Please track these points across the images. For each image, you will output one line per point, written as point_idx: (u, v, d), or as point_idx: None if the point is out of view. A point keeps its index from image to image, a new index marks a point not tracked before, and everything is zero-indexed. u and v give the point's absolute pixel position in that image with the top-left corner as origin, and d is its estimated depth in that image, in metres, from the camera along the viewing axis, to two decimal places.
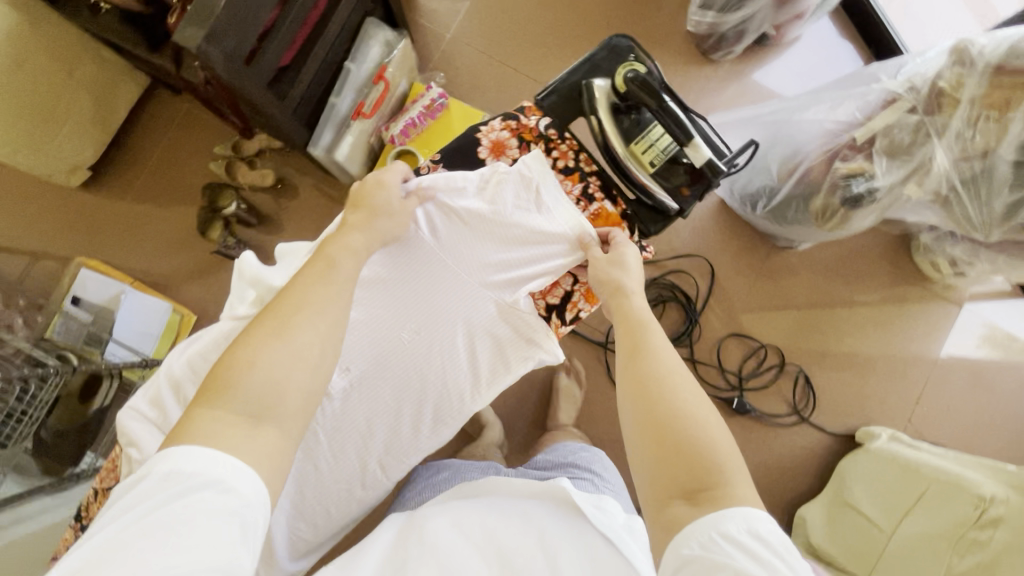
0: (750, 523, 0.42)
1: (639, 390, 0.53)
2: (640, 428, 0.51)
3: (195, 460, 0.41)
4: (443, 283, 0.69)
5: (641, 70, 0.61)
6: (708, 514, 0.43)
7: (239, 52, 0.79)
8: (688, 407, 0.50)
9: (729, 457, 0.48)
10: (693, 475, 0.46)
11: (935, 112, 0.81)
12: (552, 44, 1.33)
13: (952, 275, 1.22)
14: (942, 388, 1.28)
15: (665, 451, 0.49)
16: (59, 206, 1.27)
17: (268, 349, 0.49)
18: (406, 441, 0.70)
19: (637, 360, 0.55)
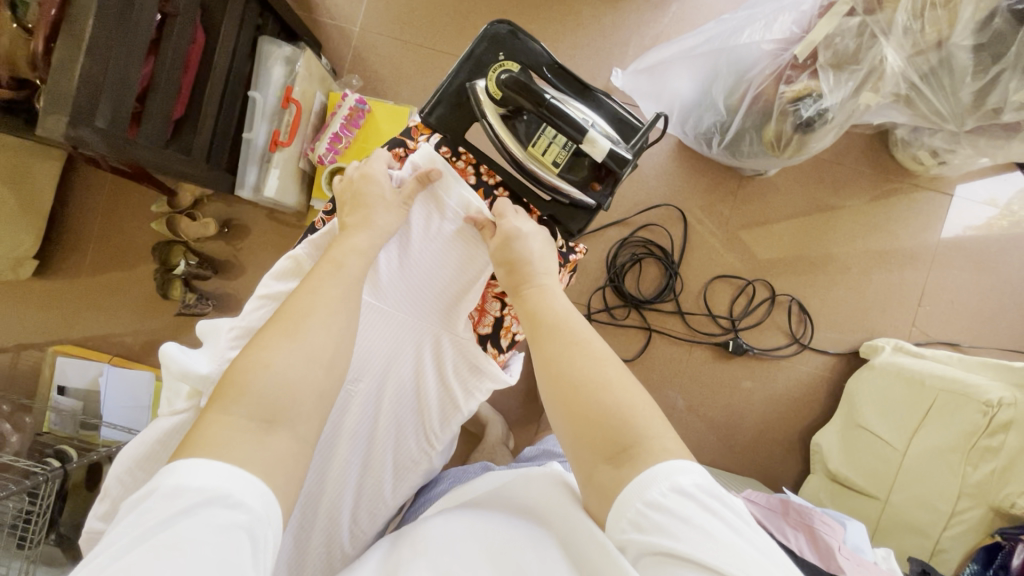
0: (673, 479, 0.44)
1: (549, 365, 0.52)
2: (557, 404, 0.51)
3: (203, 476, 0.38)
4: (378, 328, 0.66)
5: (515, 69, 0.56)
6: (633, 478, 0.45)
7: (119, 123, 0.74)
8: (597, 373, 0.50)
9: (640, 410, 0.48)
10: (610, 438, 0.47)
11: (876, 9, 0.74)
12: (466, 13, 1.23)
13: (936, 166, 1.14)
14: (944, 284, 1.23)
15: (578, 420, 0.49)
16: (17, 301, 1.24)
17: (279, 349, 0.47)
18: (374, 492, 0.66)
19: (543, 336, 0.54)
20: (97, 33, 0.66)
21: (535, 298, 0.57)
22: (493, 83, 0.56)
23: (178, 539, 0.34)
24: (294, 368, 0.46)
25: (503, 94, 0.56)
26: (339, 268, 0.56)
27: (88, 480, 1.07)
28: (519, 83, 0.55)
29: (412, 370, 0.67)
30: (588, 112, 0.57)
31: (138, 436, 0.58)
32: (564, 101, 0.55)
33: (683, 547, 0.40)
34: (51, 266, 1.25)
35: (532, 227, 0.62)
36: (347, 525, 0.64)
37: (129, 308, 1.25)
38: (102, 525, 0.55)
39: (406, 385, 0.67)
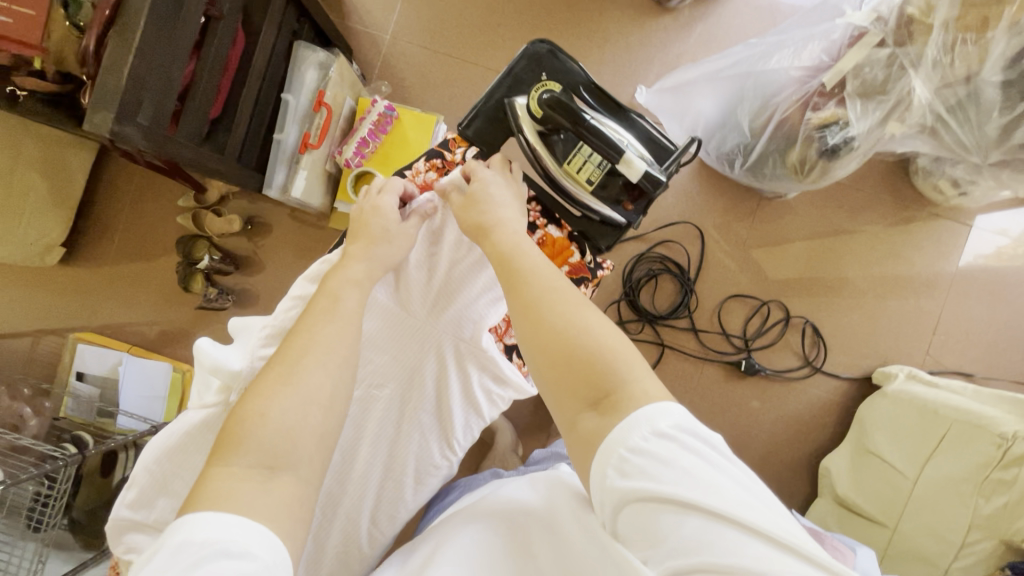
0: (652, 422, 0.42)
1: (524, 316, 0.50)
2: (536, 356, 0.49)
3: (211, 527, 0.38)
4: (405, 339, 0.66)
5: (556, 89, 0.58)
6: (613, 422, 0.43)
7: (161, 121, 0.76)
8: (577, 320, 0.48)
9: (622, 354, 0.46)
10: (592, 385, 0.46)
11: (907, 43, 0.74)
12: (495, 25, 1.25)
13: (956, 196, 1.14)
14: (959, 313, 1.23)
15: (560, 370, 0.47)
16: (43, 286, 1.27)
17: (277, 397, 0.47)
18: (393, 497, 0.66)
19: (517, 285, 0.52)
20: (147, 33, 0.69)
21: (508, 242, 0.54)
22: (534, 102, 0.57)
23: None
24: (290, 412, 0.46)
25: (544, 112, 0.57)
26: (345, 315, 0.56)
27: (103, 467, 1.09)
28: (559, 102, 0.56)
29: (437, 378, 0.67)
30: (624, 133, 0.58)
31: (167, 426, 0.60)
32: (602, 121, 0.56)
33: (672, 491, 0.39)
34: (78, 254, 1.28)
35: (511, 195, 0.60)
36: (366, 526, 0.65)
37: (151, 299, 1.27)
38: (130, 512, 0.57)
39: (429, 395, 0.67)
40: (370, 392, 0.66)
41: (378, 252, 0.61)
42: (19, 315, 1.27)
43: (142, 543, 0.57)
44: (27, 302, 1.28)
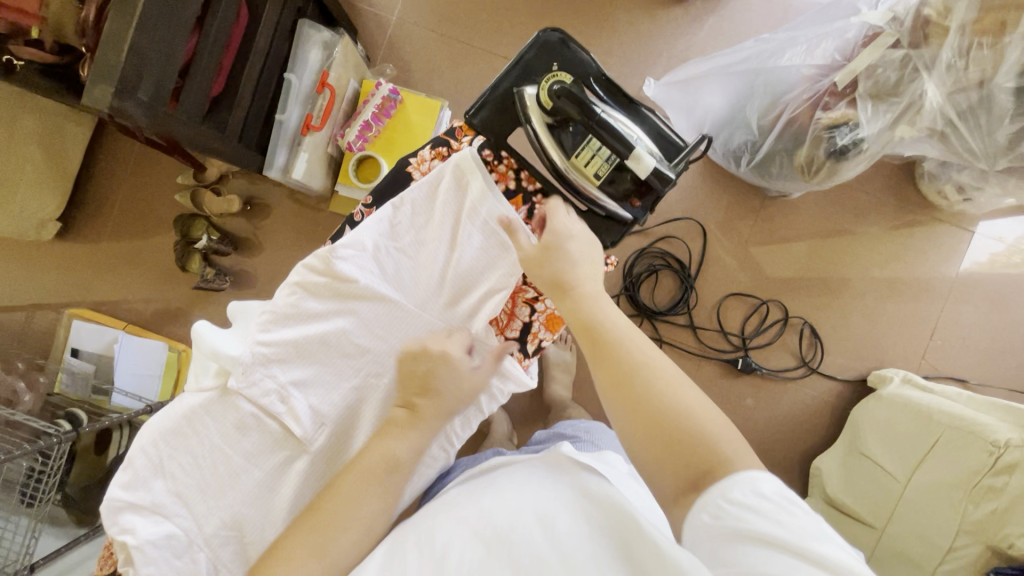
0: (752, 483, 0.43)
1: (617, 382, 0.49)
2: (628, 428, 0.48)
3: None
4: (406, 334, 0.65)
5: (567, 80, 0.57)
6: (713, 487, 0.44)
7: (161, 96, 0.74)
8: (671, 396, 0.47)
9: (717, 429, 0.46)
10: (692, 461, 0.45)
11: (921, 45, 0.74)
12: (504, 10, 1.23)
13: (960, 201, 1.14)
14: (958, 319, 1.23)
15: (659, 447, 0.46)
16: (38, 260, 1.26)
17: None
18: None
19: (607, 354, 0.51)
20: (149, 10, 0.67)
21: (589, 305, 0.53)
22: (544, 92, 0.56)
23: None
24: None
25: (553, 103, 0.56)
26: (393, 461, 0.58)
27: (97, 445, 1.09)
28: (570, 94, 0.55)
29: None
30: (634, 126, 0.57)
31: (166, 408, 0.60)
32: (613, 115, 0.56)
33: (769, 533, 0.39)
34: (74, 229, 1.26)
35: (577, 227, 0.60)
36: None
37: (148, 277, 1.26)
38: (124, 494, 0.57)
39: None
40: (369, 380, 0.64)
41: None
42: (14, 289, 1.26)
43: (137, 526, 0.55)
44: (22, 277, 1.26)
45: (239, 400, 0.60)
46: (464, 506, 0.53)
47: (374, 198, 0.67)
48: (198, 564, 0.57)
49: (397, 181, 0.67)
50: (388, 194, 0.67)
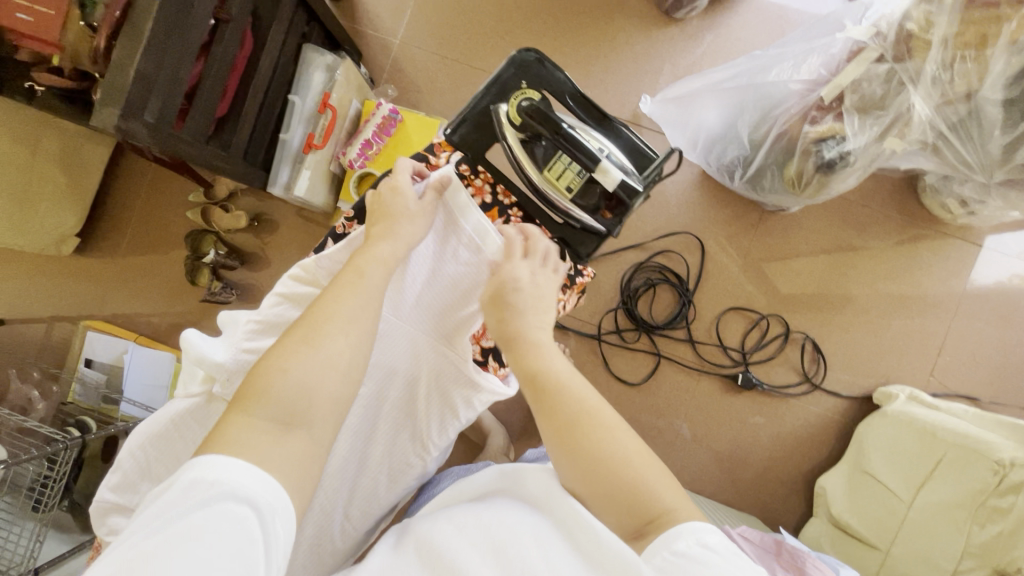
0: (697, 534, 0.43)
1: (561, 438, 0.50)
2: (568, 475, 0.50)
3: (221, 470, 0.40)
4: (382, 347, 0.66)
5: (535, 97, 0.59)
6: (657, 538, 0.44)
7: (166, 117, 0.78)
8: (610, 445, 0.49)
9: (653, 478, 0.48)
10: (635, 512, 0.47)
11: (905, 58, 0.74)
12: (502, 32, 1.27)
13: (964, 215, 1.12)
14: (966, 335, 1.20)
15: (598, 492, 0.48)
16: (57, 274, 1.31)
17: (297, 356, 0.48)
18: (368, 490, 0.67)
19: (547, 406, 0.51)
20: (155, 34, 0.71)
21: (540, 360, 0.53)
22: (513, 109, 0.59)
23: (195, 531, 0.36)
24: (312, 374, 0.47)
25: (523, 119, 0.58)
26: (361, 278, 0.55)
27: (104, 451, 1.12)
28: (538, 112, 0.57)
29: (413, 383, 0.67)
30: (603, 140, 0.59)
31: (154, 414, 0.61)
32: (581, 131, 0.58)
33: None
34: (91, 244, 1.32)
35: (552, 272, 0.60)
36: (341, 522, 0.65)
37: (160, 290, 1.31)
38: (112, 496, 0.59)
39: (405, 396, 0.67)
40: None
41: (401, 231, 0.60)
42: (34, 301, 1.32)
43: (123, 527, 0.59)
44: (42, 289, 1.32)
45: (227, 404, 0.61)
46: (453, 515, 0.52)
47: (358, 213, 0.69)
48: None
49: None
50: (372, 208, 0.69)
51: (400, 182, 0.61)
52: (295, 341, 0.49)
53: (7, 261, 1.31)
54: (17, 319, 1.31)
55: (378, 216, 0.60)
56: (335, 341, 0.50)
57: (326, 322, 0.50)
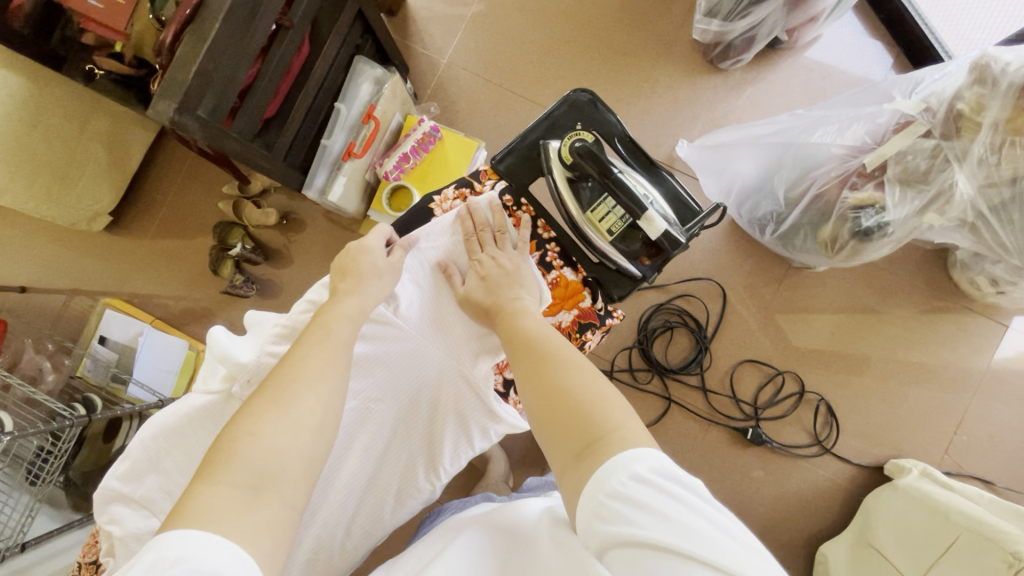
0: (633, 465, 0.41)
1: (528, 379, 0.51)
2: (533, 413, 0.50)
3: (202, 560, 0.36)
4: (406, 365, 0.65)
5: (589, 139, 0.59)
6: (597, 464, 0.42)
7: (218, 114, 0.80)
8: (569, 380, 0.49)
9: (611, 401, 0.47)
10: (578, 434, 0.45)
11: (953, 136, 0.74)
12: (548, 64, 1.29)
13: (993, 294, 1.11)
14: (985, 416, 1.17)
15: (552, 423, 0.48)
16: (84, 249, 1.33)
17: (268, 418, 0.47)
18: (372, 512, 0.65)
19: (519, 348, 0.55)
20: (221, 34, 0.73)
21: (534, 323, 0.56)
22: (566, 148, 0.59)
23: None
24: (279, 437, 0.47)
25: (574, 159, 0.59)
26: (329, 334, 0.56)
27: (106, 432, 1.12)
28: (591, 154, 0.58)
29: (432, 406, 0.66)
30: (647, 187, 0.60)
31: (171, 406, 0.61)
32: (629, 177, 0.59)
33: (644, 533, 0.37)
34: (122, 224, 1.34)
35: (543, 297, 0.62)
36: (342, 540, 0.63)
37: (181, 276, 1.32)
38: (120, 485, 0.58)
39: (423, 420, 0.66)
40: (368, 405, 0.64)
41: (368, 287, 0.62)
42: (58, 272, 1.33)
43: (124, 517, 0.58)
44: (67, 262, 1.34)
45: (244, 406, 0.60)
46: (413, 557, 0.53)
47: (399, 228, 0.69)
48: None
49: (420, 216, 0.70)
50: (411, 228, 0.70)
51: (371, 244, 0.64)
52: (268, 403, 0.49)
53: (37, 231, 1.33)
54: (39, 289, 1.33)
55: (347, 272, 0.62)
56: (302, 406, 0.49)
57: (294, 382, 0.51)
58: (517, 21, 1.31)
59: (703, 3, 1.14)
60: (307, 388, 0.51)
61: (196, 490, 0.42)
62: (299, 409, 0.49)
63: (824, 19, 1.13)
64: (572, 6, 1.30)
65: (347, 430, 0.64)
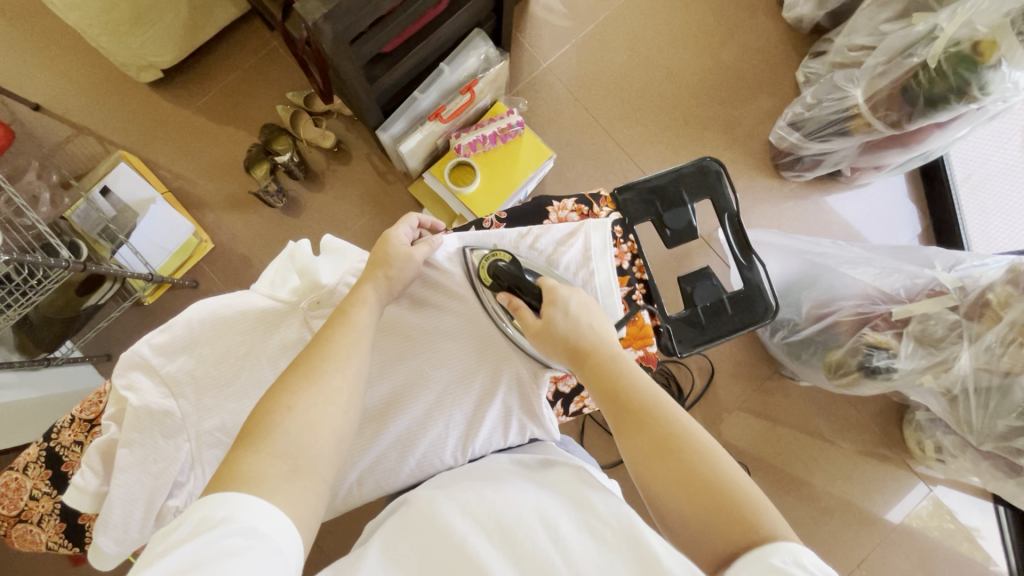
0: (793, 553, 0.40)
1: (653, 456, 0.48)
2: (662, 492, 0.47)
3: (235, 508, 0.36)
4: (475, 342, 0.63)
5: (506, 258, 0.60)
6: (749, 552, 0.41)
7: (350, 33, 0.80)
8: (704, 456, 0.48)
9: (744, 484, 0.46)
10: (729, 526, 0.44)
11: (974, 319, 0.83)
12: (636, 108, 1.35)
13: (934, 459, 1.22)
14: (888, 560, 1.26)
15: (695, 503, 0.46)
16: (120, 94, 1.26)
17: (304, 394, 0.45)
18: (389, 467, 0.62)
19: (635, 417, 0.51)
20: None
21: (620, 376, 0.53)
22: (484, 268, 0.60)
23: (197, 560, 0.32)
24: (315, 412, 0.45)
25: (492, 279, 0.60)
26: (347, 317, 0.53)
27: (83, 285, 1.05)
28: (507, 275, 0.59)
29: (481, 388, 0.63)
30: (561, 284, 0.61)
31: (227, 297, 0.61)
32: (543, 276, 0.61)
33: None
34: (169, 86, 1.28)
35: (581, 322, 0.57)
36: (352, 481, 0.61)
37: (210, 160, 1.27)
38: (150, 354, 0.57)
39: (469, 400, 0.62)
40: (424, 367, 0.63)
41: (387, 279, 0.58)
42: (81, 105, 1.25)
43: (143, 387, 0.56)
44: (96, 99, 1.26)
45: (301, 325, 0.60)
46: (458, 496, 0.47)
47: (509, 217, 0.68)
48: (179, 452, 0.56)
49: (533, 213, 0.68)
50: (521, 220, 0.68)
51: (393, 234, 0.61)
52: (297, 377, 0.47)
53: (78, 56, 1.26)
54: (56, 113, 1.24)
55: (378, 260, 0.59)
56: (334, 379, 0.47)
57: (325, 358, 0.48)
58: (623, 59, 1.36)
59: (790, 114, 1.23)
60: (338, 367, 0.48)
61: (238, 456, 0.41)
62: (329, 385, 0.47)
63: (887, 170, 1.23)
64: (675, 66, 1.37)
65: (394, 381, 0.62)
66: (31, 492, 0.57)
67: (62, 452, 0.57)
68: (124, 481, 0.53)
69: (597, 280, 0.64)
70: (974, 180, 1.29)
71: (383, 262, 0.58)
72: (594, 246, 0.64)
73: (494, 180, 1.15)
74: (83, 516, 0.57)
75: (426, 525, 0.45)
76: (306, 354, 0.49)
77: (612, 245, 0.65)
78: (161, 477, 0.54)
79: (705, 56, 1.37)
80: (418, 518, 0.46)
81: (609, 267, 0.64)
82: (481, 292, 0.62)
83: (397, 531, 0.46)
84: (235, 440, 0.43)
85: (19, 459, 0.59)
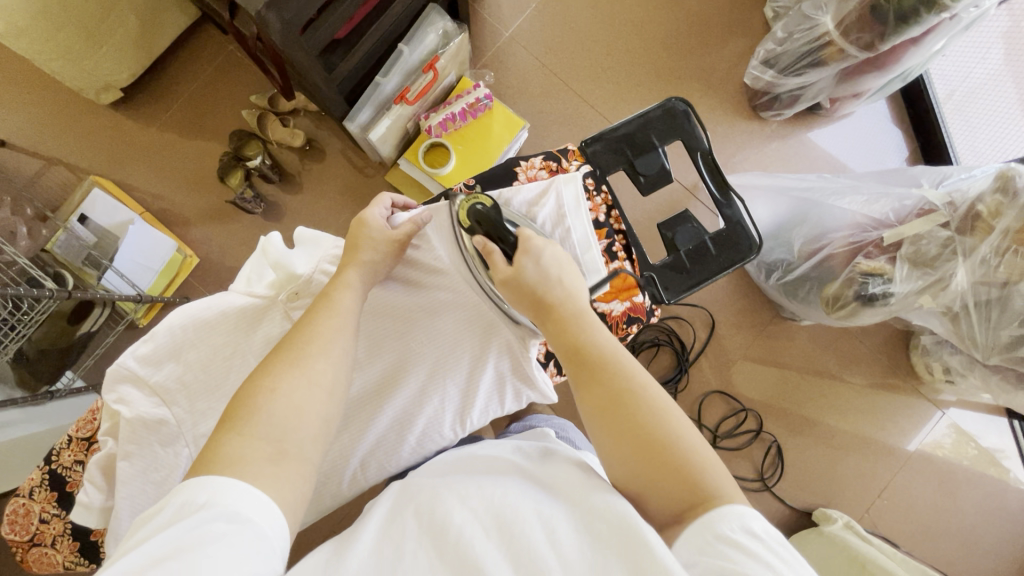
0: (741, 519, 0.39)
1: (607, 411, 0.47)
2: (615, 448, 0.46)
3: (215, 492, 0.36)
4: (456, 315, 0.63)
5: (488, 203, 0.58)
6: (701, 520, 0.40)
7: (299, 20, 0.78)
8: (661, 417, 0.46)
9: (698, 448, 0.45)
10: (680, 491, 0.43)
11: (967, 233, 0.81)
12: (605, 66, 1.32)
13: (943, 381, 1.22)
14: (909, 487, 1.27)
15: (647, 462, 0.44)
16: (84, 119, 1.25)
17: (285, 377, 0.45)
18: (390, 448, 0.62)
19: (594, 373, 0.49)
20: None
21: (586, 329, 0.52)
22: (464, 210, 0.58)
23: (177, 548, 0.31)
24: (299, 394, 0.45)
25: (471, 222, 0.58)
26: (330, 301, 0.53)
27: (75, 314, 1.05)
28: (488, 219, 0.57)
29: (470, 362, 0.63)
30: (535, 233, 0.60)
31: (206, 300, 0.60)
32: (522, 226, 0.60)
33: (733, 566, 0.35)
34: (131, 104, 1.26)
35: (548, 272, 0.56)
36: (355, 466, 0.61)
37: (184, 174, 1.25)
38: (134, 365, 0.56)
39: (460, 373, 0.63)
40: (412, 347, 0.63)
41: (364, 260, 0.58)
42: (49, 134, 1.24)
43: (133, 399, 0.55)
44: (61, 126, 1.24)
45: (283, 317, 0.60)
46: (451, 486, 0.47)
47: (478, 183, 0.66)
48: (179, 458, 0.56)
49: (502, 176, 0.66)
50: (492, 185, 0.66)
51: (370, 217, 0.60)
52: (281, 363, 0.47)
53: (37, 84, 1.24)
54: (23, 146, 1.23)
55: (350, 243, 0.58)
56: (318, 362, 0.47)
57: (307, 342, 0.48)
58: (586, 18, 1.33)
59: (763, 52, 1.21)
60: (321, 351, 0.48)
61: (219, 441, 0.41)
62: (312, 367, 0.47)
63: (867, 96, 1.20)
64: (641, 18, 1.33)
65: (383, 363, 0.62)
66: (41, 515, 0.58)
67: (64, 472, 0.58)
68: (127, 493, 0.53)
69: (574, 236, 0.63)
70: (957, 97, 1.26)
71: (359, 244, 0.58)
72: (568, 203, 0.64)
73: (470, 157, 1.14)
74: (95, 532, 0.58)
75: (422, 512, 0.44)
76: (285, 342, 0.49)
77: (585, 198, 0.64)
78: (165, 484, 0.55)
79: (669, 3, 1.34)
80: (416, 505, 0.46)
81: (585, 222, 0.64)
82: (471, 263, 0.60)
83: (388, 515, 0.46)
84: (216, 426, 0.42)
85: (23, 488, 0.59)
